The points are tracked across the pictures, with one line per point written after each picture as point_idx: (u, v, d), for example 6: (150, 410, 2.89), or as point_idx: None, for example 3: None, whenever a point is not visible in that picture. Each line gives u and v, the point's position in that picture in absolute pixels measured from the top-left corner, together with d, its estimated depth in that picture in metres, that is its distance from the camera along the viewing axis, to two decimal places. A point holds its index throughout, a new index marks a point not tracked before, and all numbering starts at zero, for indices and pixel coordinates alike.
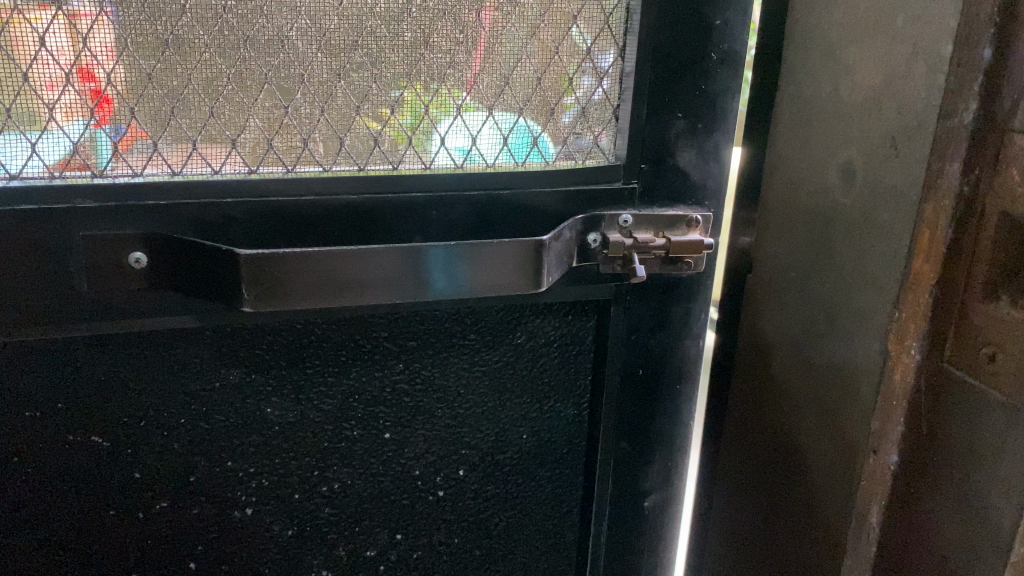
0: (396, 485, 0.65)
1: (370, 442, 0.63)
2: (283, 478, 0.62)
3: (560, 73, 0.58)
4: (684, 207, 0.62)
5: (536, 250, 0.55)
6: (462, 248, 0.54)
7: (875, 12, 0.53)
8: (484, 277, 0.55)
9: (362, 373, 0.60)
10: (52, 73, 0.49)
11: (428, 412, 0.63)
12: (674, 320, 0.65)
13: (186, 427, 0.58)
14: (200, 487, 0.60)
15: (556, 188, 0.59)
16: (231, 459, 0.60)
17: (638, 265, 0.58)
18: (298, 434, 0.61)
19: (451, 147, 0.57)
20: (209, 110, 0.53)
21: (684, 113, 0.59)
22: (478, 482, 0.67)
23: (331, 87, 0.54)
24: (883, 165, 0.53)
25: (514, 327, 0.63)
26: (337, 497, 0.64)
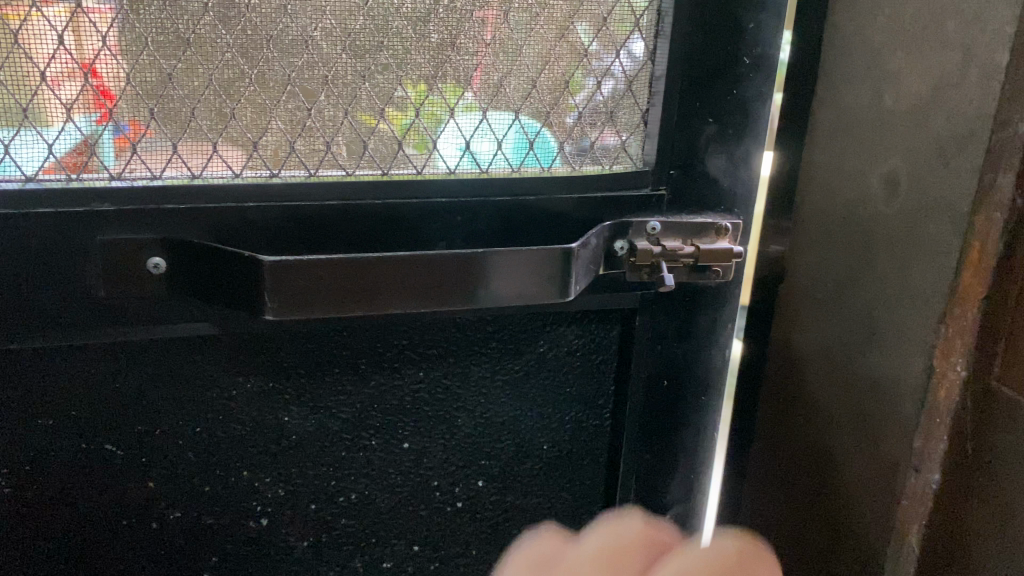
0: (415, 496, 0.64)
1: (388, 452, 0.61)
2: (299, 488, 0.60)
3: (569, 75, 0.56)
4: (713, 214, 0.60)
5: (562, 258, 0.54)
6: (484, 255, 0.53)
7: (923, 17, 0.51)
8: (509, 286, 0.54)
9: (383, 383, 0.59)
10: (58, 70, 0.47)
11: (447, 422, 0.62)
12: (700, 330, 0.63)
13: (202, 436, 0.56)
14: (214, 497, 0.58)
15: (583, 195, 0.57)
16: (246, 469, 0.58)
17: (666, 274, 0.56)
18: (316, 444, 0.59)
19: (476, 153, 0.56)
20: (229, 111, 0.51)
21: (715, 118, 0.58)
22: (497, 493, 0.66)
23: (355, 90, 0.53)
24: (929, 175, 0.51)
25: (537, 336, 0.62)
26: (355, 508, 0.62)
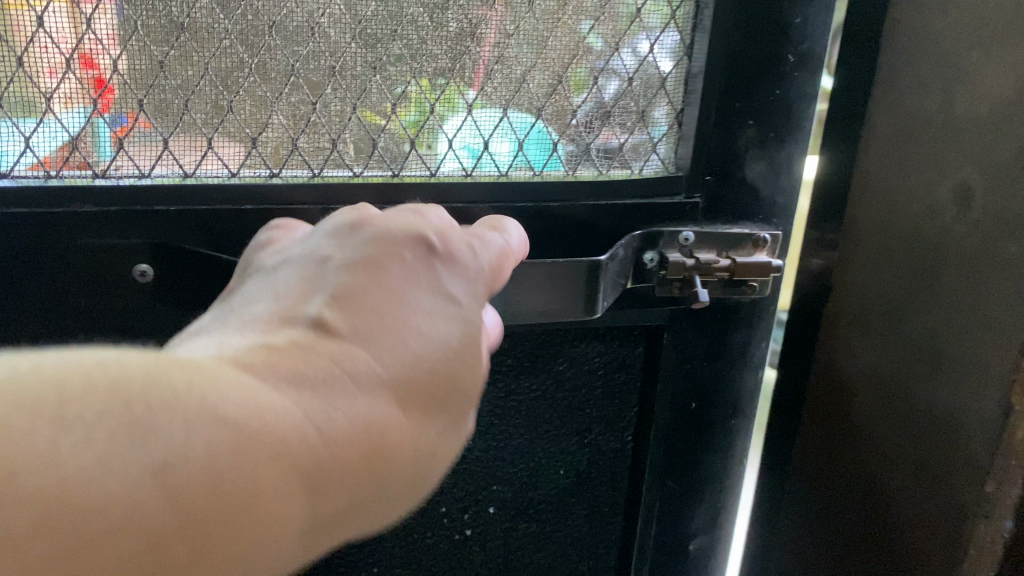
0: (420, 523, 0.60)
1: None
2: None
3: (569, 75, 0.51)
4: (752, 225, 0.56)
5: (586, 271, 0.50)
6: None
7: (1005, 14, 0.47)
8: (532, 302, 0.50)
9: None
10: (52, 60, 0.43)
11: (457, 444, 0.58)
12: (732, 350, 0.59)
13: None
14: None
15: (611, 202, 0.53)
16: None
17: (703, 290, 0.52)
18: None
19: (495, 153, 0.52)
20: (227, 104, 0.46)
21: (756, 121, 0.53)
22: (509, 521, 0.62)
23: (365, 80, 0.48)
24: (1012, 189, 0.47)
25: (556, 352, 0.58)
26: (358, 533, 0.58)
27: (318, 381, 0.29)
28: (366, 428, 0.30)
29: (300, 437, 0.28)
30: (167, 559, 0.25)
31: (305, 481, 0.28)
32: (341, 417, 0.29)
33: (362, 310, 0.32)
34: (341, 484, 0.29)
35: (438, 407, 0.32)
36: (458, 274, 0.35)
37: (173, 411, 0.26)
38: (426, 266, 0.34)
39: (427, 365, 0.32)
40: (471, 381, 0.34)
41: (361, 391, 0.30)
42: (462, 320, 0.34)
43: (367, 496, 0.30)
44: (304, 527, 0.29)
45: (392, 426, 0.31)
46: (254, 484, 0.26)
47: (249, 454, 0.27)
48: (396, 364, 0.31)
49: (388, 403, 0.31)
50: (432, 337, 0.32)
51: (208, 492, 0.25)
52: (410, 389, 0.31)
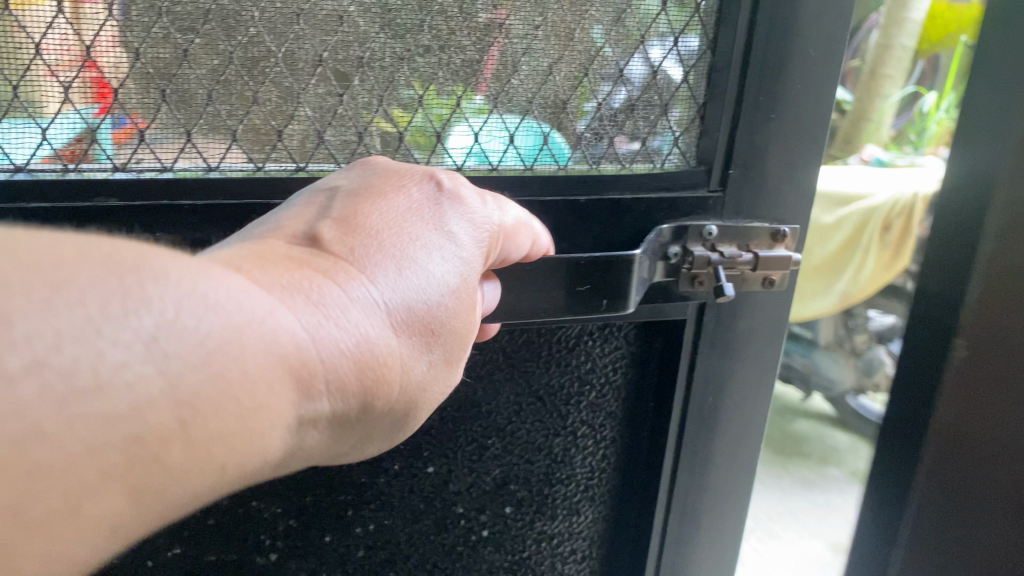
0: (438, 525, 0.59)
1: (413, 478, 0.57)
2: (313, 517, 0.55)
3: (572, 75, 0.50)
4: (772, 220, 0.56)
5: (614, 267, 0.49)
6: (525, 272, 0.47)
7: None
8: (563, 297, 0.49)
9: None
10: (70, 55, 0.41)
11: (471, 442, 0.57)
12: (750, 345, 0.59)
13: None
14: (220, 528, 0.53)
15: (636, 194, 0.52)
16: (256, 499, 0.53)
17: (727, 285, 0.51)
18: (335, 468, 0.54)
19: (520, 146, 0.51)
20: (254, 96, 0.45)
21: (778, 115, 0.53)
22: (526, 520, 0.61)
23: (393, 73, 0.47)
24: None
25: (573, 347, 0.57)
26: (372, 537, 0.57)
27: (316, 288, 0.32)
28: (356, 336, 0.32)
29: (293, 334, 0.30)
30: (156, 425, 0.25)
31: (295, 376, 0.30)
32: (333, 325, 0.32)
33: (364, 233, 0.35)
34: (326, 385, 0.31)
35: (421, 331, 0.35)
36: (460, 218, 0.38)
37: (171, 289, 0.27)
38: (429, 203, 0.38)
39: (417, 292, 0.35)
40: (453, 314, 0.36)
41: (356, 304, 0.33)
42: (454, 261, 0.37)
43: (347, 402, 0.33)
44: (290, 424, 0.31)
45: (379, 337, 0.33)
46: (245, 365, 0.28)
47: (245, 338, 0.28)
48: (389, 284, 0.34)
49: (379, 319, 0.33)
50: (427, 268, 0.36)
51: (201, 366, 0.27)
52: (399, 309, 0.34)
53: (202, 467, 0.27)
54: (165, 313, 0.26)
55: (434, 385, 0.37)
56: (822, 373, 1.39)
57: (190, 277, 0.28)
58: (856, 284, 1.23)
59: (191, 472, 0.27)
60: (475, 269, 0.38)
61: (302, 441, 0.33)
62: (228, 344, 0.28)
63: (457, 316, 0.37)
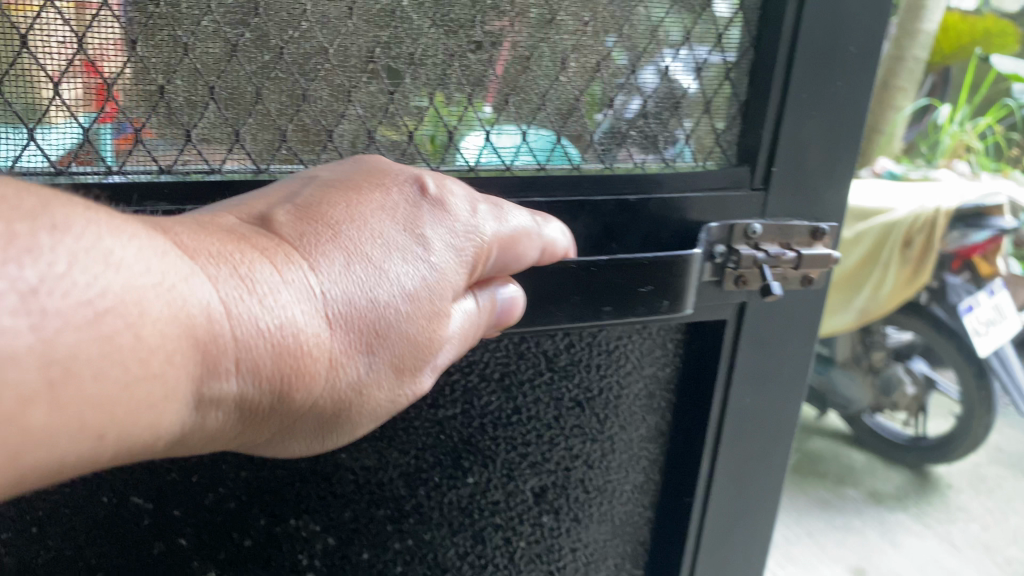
0: (476, 538, 0.57)
1: (453, 489, 0.55)
2: (352, 534, 0.53)
3: (618, 69, 0.49)
4: (812, 217, 0.56)
5: (670, 269, 0.49)
6: (588, 269, 0.46)
7: None
8: (626, 298, 0.48)
9: (451, 413, 0.53)
10: (109, 51, 0.39)
11: (503, 452, 0.55)
12: (783, 342, 0.59)
13: (244, 480, 0.49)
14: (256, 551, 0.51)
15: (684, 194, 0.51)
16: (294, 516, 0.51)
17: (775, 284, 0.51)
18: (377, 481, 0.52)
19: (568, 145, 0.50)
20: (304, 93, 0.43)
21: (817, 112, 0.52)
22: (563, 528, 0.60)
23: (445, 70, 0.45)
24: None
25: (613, 350, 0.55)
26: (409, 553, 0.55)
27: (247, 263, 0.29)
28: (282, 319, 0.29)
29: (206, 305, 0.27)
30: (20, 386, 0.22)
31: (196, 351, 0.27)
32: (254, 306, 0.28)
33: (321, 222, 0.32)
34: (238, 366, 0.28)
35: (362, 332, 0.31)
36: (440, 226, 0.35)
37: (71, 240, 0.24)
38: (406, 204, 0.34)
39: (363, 290, 0.31)
40: (406, 320, 0.32)
41: (289, 290, 0.29)
42: (411, 263, 0.33)
43: (262, 390, 0.29)
44: (185, 402, 0.27)
45: (309, 325, 0.29)
46: (140, 333, 0.25)
47: (148, 302, 0.26)
48: (333, 273, 0.31)
49: (314, 308, 0.30)
50: (382, 266, 0.32)
51: (89, 324, 0.24)
52: (342, 304, 0.31)
53: (68, 429, 0.24)
54: (56, 267, 0.23)
55: (377, 392, 0.33)
56: (840, 393, 1.41)
57: (102, 229, 0.25)
58: (875, 302, 1.27)
59: (60, 440, 0.24)
60: (450, 281, 0.34)
61: (207, 424, 0.29)
62: (128, 303, 0.25)
63: (412, 322, 0.32)
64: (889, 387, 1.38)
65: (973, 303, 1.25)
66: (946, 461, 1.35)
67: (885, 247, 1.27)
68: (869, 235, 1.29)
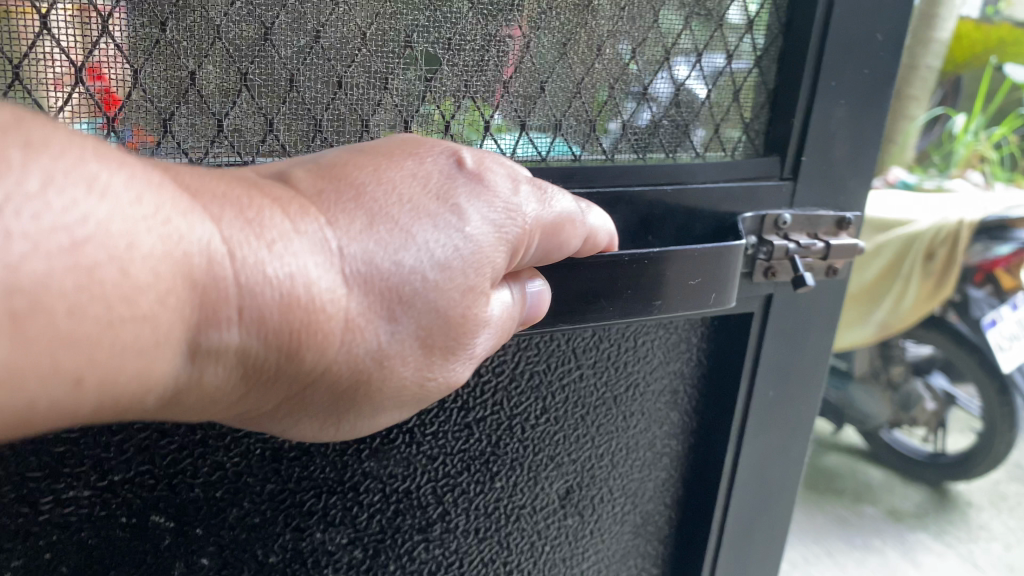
0: (501, 543, 0.54)
1: (480, 495, 0.52)
2: (377, 544, 0.50)
3: (652, 56, 0.48)
4: (835, 208, 0.55)
5: (711, 260, 0.47)
6: (629, 259, 0.43)
7: None
8: (673, 292, 0.46)
9: (481, 415, 0.50)
10: (136, 44, 0.37)
11: (531, 454, 0.53)
12: (808, 338, 0.58)
13: (269, 492, 0.45)
14: (281, 568, 0.47)
15: (714, 182, 0.50)
16: (320, 529, 0.47)
17: (806, 274, 0.50)
18: (405, 488, 0.49)
19: (603, 135, 0.49)
20: (340, 80, 0.42)
21: (847, 100, 0.51)
22: (584, 529, 0.58)
23: (482, 56, 0.45)
24: None
25: (635, 345, 0.53)
26: (435, 562, 0.52)
27: (257, 209, 0.27)
28: (292, 268, 0.26)
29: (206, 245, 0.24)
30: None
31: (194, 296, 0.24)
32: (264, 255, 0.26)
33: (344, 186, 0.30)
34: (240, 315, 0.25)
35: (383, 297, 0.30)
36: (476, 202, 0.33)
37: (57, 158, 0.21)
38: (439, 176, 0.33)
39: (386, 254, 0.30)
40: (431, 288, 0.31)
41: (305, 242, 0.27)
42: (438, 229, 0.31)
43: (268, 344, 0.26)
44: (181, 349, 0.24)
45: (323, 278, 0.27)
46: (130, 269, 0.22)
47: (138, 234, 0.22)
48: (350, 231, 0.29)
49: (327, 261, 0.28)
50: (408, 227, 0.31)
51: (66, 253, 0.21)
52: (362, 266, 0.29)
53: (32, 366, 0.20)
54: (28, 185, 0.20)
55: (400, 365, 0.31)
56: (859, 407, 1.43)
57: (88, 152, 0.22)
58: (895, 317, 1.33)
59: (29, 381, 0.21)
60: (485, 255, 0.33)
61: (205, 380, 0.26)
62: (115, 232, 0.22)
63: (437, 288, 0.31)
64: (908, 401, 1.41)
65: (997, 317, 1.28)
66: (966, 476, 1.39)
67: (907, 257, 1.32)
68: (891, 245, 1.33)
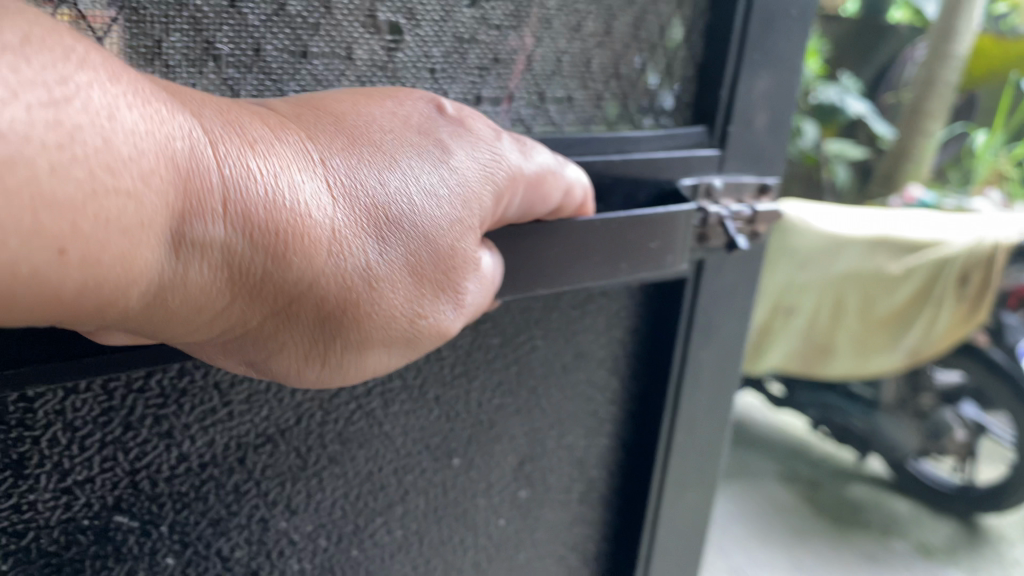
0: (461, 523, 0.50)
1: (439, 474, 0.47)
2: (341, 530, 0.44)
3: (598, 28, 0.46)
4: (756, 174, 0.53)
5: (657, 224, 0.44)
6: (600, 224, 0.41)
7: None
8: (624, 257, 0.43)
9: (443, 389, 0.45)
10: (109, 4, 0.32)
11: (486, 430, 0.48)
12: (736, 308, 0.56)
13: (234, 481, 0.40)
14: (246, 563, 0.42)
15: (652, 151, 0.47)
16: (285, 517, 0.42)
17: (740, 238, 0.50)
18: (370, 470, 0.44)
19: (551, 107, 0.45)
20: (305, 49, 0.37)
21: (765, 70, 0.50)
22: (536, 507, 0.53)
23: (442, 28, 0.40)
24: None
25: (581, 315, 0.50)
26: (399, 545, 0.47)
27: (237, 116, 0.27)
28: (278, 171, 0.26)
29: (189, 134, 0.24)
30: None
31: (181, 183, 0.23)
32: (252, 154, 0.26)
33: (329, 113, 0.30)
34: (226, 208, 0.25)
35: (370, 217, 0.29)
36: (462, 144, 0.33)
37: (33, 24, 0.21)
38: (421, 116, 0.33)
39: (376, 175, 0.30)
40: (418, 211, 0.30)
41: (290, 150, 0.27)
42: (421, 161, 0.31)
43: (253, 245, 0.26)
44: (166, 238, 0.24)
45: (307, 183, 0.27)
46: (113, 140, 0.21)
47: (119, 108, 0.22)
48: (332, 147, 0.29)
49: (314, 172, 0.28)
50: (397, 152, 0.31)
51: (46, 109, 0.20)
52: (349, 183, 0.29)
53: (11, 220, 0.20)
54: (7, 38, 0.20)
55: (389, 291, 0.30)
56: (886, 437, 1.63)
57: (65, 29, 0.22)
58: (927, 341, 1.42)
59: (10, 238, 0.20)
60: (474, 191, 0.33)
61: (189, 279, 0.25)
62: (96, 101, 0.21)
63: (422, 212, 0.31)
64: (937, 431, 1.59)
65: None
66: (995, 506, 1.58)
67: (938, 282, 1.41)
68: (920, 272, 1.43)
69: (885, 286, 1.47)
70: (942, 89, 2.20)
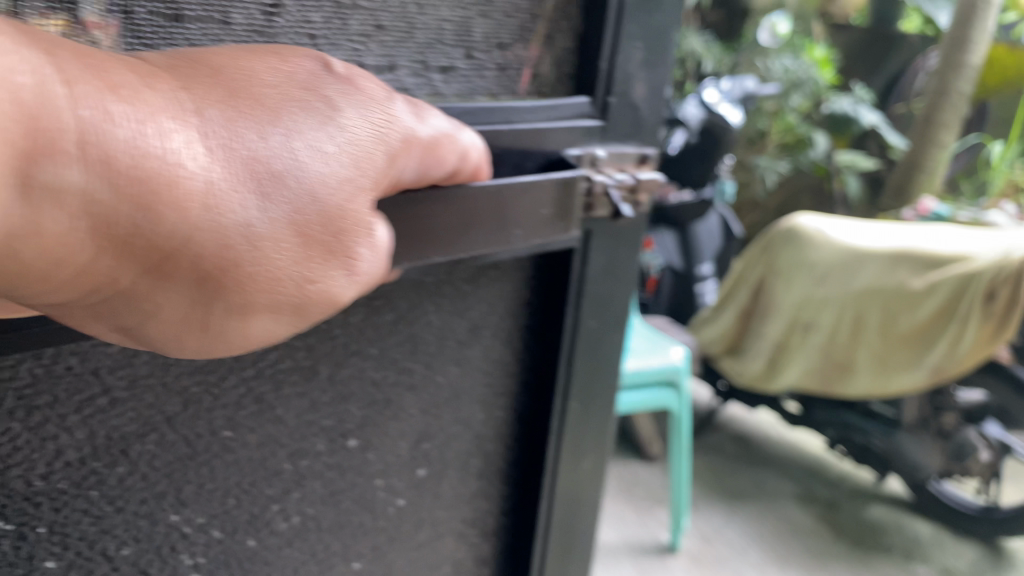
0: (358, 505, 0.47)
1: (335, 457, 0.45)
2: (235, 521, 0.41)
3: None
4: (638, 143, 0.53)
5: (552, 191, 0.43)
6: (494, 190, 0.39)
7: None
8: (520, 224, 0.42)
9: (334, 369, 0.43)
10: None
11: (383, 411, 0.46)
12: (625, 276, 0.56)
13: (117, 475, 0.36)
14: (133, 563, 0.39)
15: (540, 121, 0.46)
16: (173, 510, 0.39)
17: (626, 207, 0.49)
18: (260, 455, 0.41)
19: (433, 73, 0.43)
20: (178, 13, 0.34)
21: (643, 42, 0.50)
22: (436, 484, 0.52)
23: None
24: None
25: (475, 290, 0.49)
26: (294, 535, 0.44)
27: (99, 60, 0.25)
28: (142, 117, 0.25)
29: (39, 74, 0.23)
30: None
31: (28, 121, 0.22)
32: (112, 98, 0.24)
33: (206, 67, 0.29)
34: (82, 151, 0.24)
35: (250, 173, 0.27)
36: (354, 105, 0.31)
37: None
38: (309, 75, 0.31)
39: (257, 132, 0.28)
40: (305, 171, 0.29)
41: (158, 98, 0.26)
42: (310, 119, 0.30)
43: (117, 192, 0.24)
44: (10, 177, 0.22)
45: (177, 131, 0.26)
46: None
47: None
48: (207, 99, 0.27)
49: (185, 124, 0.26)
50: (276, 107, 0.29)
51: None
52: (226, 136, 0.27)
53: None
54: None
55: (274, 251, 0.28)
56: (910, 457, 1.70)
57: None
58: (951, 359, 1.52)
59: None
60: (365, 150, 0.31)
61: (43, 226, 0.24)
62: None
63: (309, 170, 0.29)
64: (963, 452, 1.65)
65: None
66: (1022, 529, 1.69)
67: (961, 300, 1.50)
68: (946, 287, 1.52)
69: (906, 302, 1.59)
70: (955, 99, 2.52)
